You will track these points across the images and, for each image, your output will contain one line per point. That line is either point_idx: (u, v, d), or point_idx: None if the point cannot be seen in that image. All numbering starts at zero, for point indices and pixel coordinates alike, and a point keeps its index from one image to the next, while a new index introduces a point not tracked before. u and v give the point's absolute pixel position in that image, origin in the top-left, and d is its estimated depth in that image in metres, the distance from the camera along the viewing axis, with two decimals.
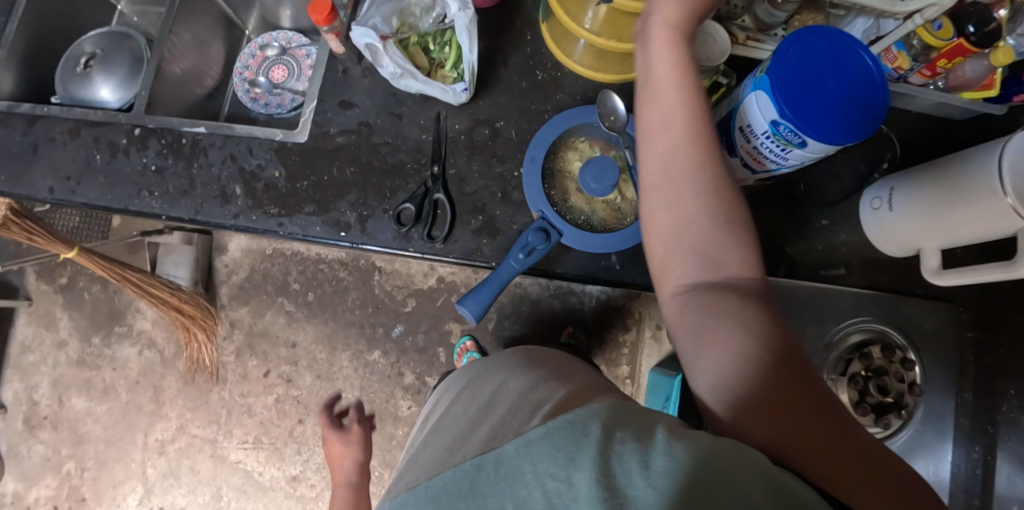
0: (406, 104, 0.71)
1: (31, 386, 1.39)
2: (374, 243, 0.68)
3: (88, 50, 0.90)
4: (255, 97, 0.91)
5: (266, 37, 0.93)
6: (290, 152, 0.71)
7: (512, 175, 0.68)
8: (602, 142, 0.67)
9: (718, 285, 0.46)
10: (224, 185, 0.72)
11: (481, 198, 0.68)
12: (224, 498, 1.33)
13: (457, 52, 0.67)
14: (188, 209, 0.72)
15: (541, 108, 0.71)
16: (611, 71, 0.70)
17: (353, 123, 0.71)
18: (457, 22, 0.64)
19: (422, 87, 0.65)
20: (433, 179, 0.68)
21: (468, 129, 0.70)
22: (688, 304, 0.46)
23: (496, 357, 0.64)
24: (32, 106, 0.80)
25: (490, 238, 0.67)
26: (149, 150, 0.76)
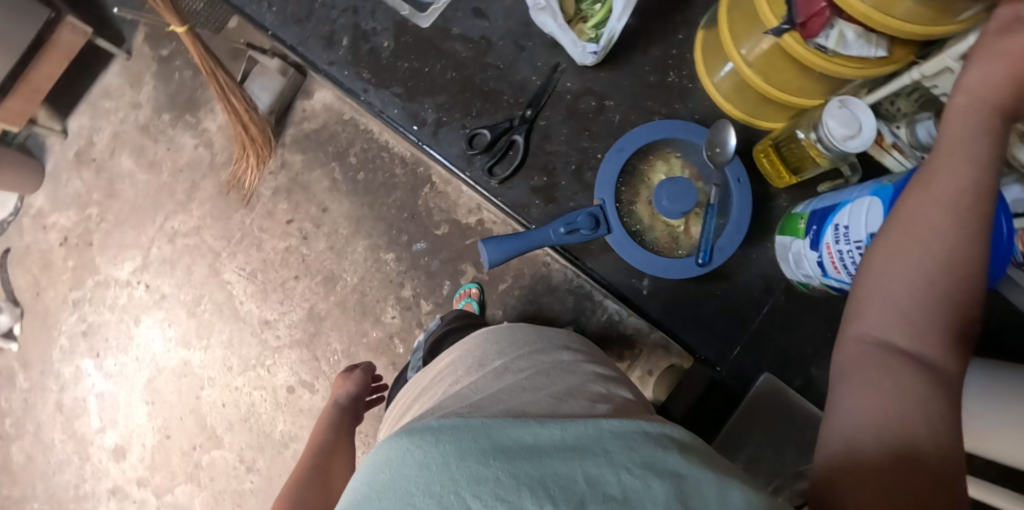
0: (534, 41, 0.68)
1: (95, 127, 1.48)
2: (437, 151, 0.67)
3: None
4: None
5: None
6: (406, 31, 0.70)
7: (596, 154, 0.66)
8: (694, 168, 0.64)
9: (907, 354, 0.46)
10: (334, 30, 0.71)
11: (555, 161, 0.66)
12: (202, 307, 1.39)
13: (606, 12, 0.64)
14: (294, 37, 0.72)
15: (654, 110, 0.69)
16: (741, 108, 0.68)
17: (476, 34, 0.69)
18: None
19: (555, 35, 0.63)
20: (521, 120, 0.66)
21: (577, 93, 0.68)
22: (863, 358, 0.47)
23: (557, 347, 0.69)
24: None
25: (542, 202, 0.66)
26: None
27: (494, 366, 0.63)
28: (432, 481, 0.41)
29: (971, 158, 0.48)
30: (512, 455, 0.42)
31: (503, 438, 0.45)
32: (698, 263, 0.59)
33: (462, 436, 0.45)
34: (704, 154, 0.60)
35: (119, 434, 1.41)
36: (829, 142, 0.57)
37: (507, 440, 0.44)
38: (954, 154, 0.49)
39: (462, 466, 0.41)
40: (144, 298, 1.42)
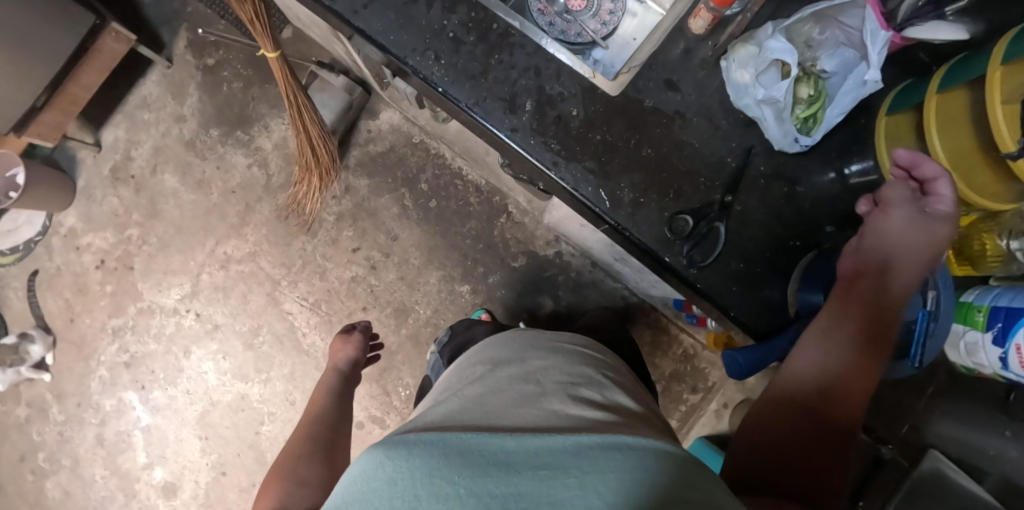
0: (730, 120, 0.68)
1: (132, 140, 1.37)
2: (635, 233, 0.66)
3: None
4: (544, 11, 0.88)
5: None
6: (598, 100, 0.68)
7: (790, 244, 0.68)
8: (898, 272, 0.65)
9: (828, 362, 0.61)
10: (514, 94, 0.68)
11: (752, 248, 0.67)
12: (260, 338, 1.32)
13: (819, 106, 0.64)
14: (468, 97, 0.68)
15: (842, 192, 0.69)
16: None
17: (671, 108, 0.68)
18: (848, 82, 0.62)
19: (771, 129, 0.65)
20: (721, 207, 0.66)
21: (770, 176, 0.68)
22: (805, 360, 0.61)
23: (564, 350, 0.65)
24: None
25: (740, 288, 0.67)
26: (455, 14, 0.70)
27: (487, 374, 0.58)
28: (404, 494, 0.37)
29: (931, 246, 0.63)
30: (474, 473, 0.37)
31: (490, 452, 0.40)
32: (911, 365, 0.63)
33: (426, 450, 0.40)
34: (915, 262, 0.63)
35: (169, 470, 1.33)
36: None
37: (484, 452, 0.40)
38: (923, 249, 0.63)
39: (428, 482, 0.37)
40: (194, 328, 1.33)
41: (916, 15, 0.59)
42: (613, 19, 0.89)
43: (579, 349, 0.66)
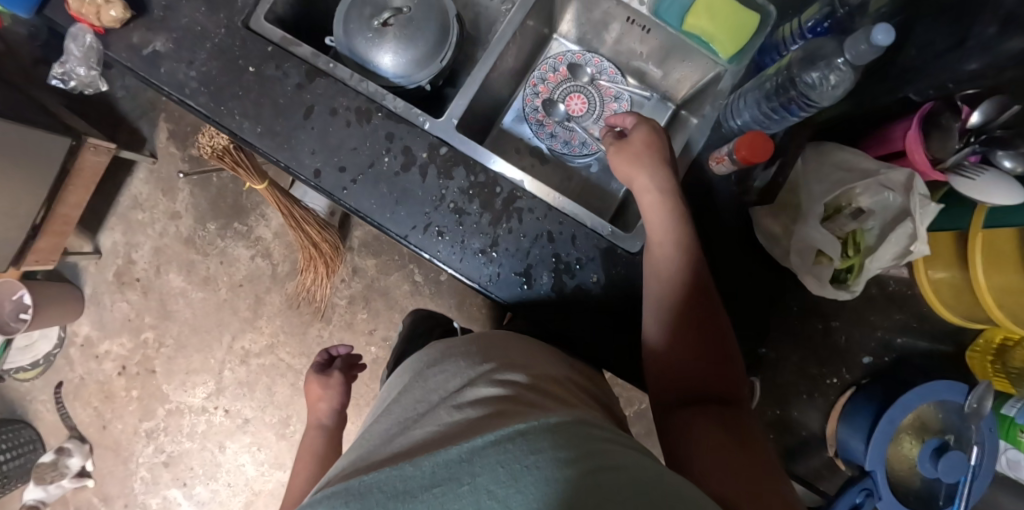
0: (759, 267, 0.71)
1: (131, 243, 1.34)
2: None
3: (395, 4, 0.75)
4: (541, 122, 0.84)
5: (579, 54, 0.85)
6: (618, 260, 0.66)
7: (826, 382, 0.73)
8: (944, 421, 0.69)
9: (665, 289, 0.60)
10: (530, 265, 0.66)
11: (786, 392, 0.73)
12: (291, 427, 1.33)
13: (859, 261, 0.64)
14: (482, 273, 0.67)
15: (877, 323, 0.74)
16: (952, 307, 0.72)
17: None
18: (894, 241, 0.62)
19: (811, 279, 0.65)
20: (756, 360, 0.71)
21: (804, 319, 0.73)
22: (664, 310, 0.60)
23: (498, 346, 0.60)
24: (334, 66, 0.70)
25: (776, 431, 0.73)
26: (453, 181, 0.68)
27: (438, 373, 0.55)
28: None
29: (663, 158, 0.62)
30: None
31: (368, 485, 0.36)
32: None
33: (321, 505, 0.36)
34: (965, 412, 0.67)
35: None
36: None
37: (375, 483, 0.36)
38: (656, 146, 0.63)
39: None
40: (225, 423, 1.34)
41: (965, 167, 0.59)
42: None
43: (470, 333, 0.62)
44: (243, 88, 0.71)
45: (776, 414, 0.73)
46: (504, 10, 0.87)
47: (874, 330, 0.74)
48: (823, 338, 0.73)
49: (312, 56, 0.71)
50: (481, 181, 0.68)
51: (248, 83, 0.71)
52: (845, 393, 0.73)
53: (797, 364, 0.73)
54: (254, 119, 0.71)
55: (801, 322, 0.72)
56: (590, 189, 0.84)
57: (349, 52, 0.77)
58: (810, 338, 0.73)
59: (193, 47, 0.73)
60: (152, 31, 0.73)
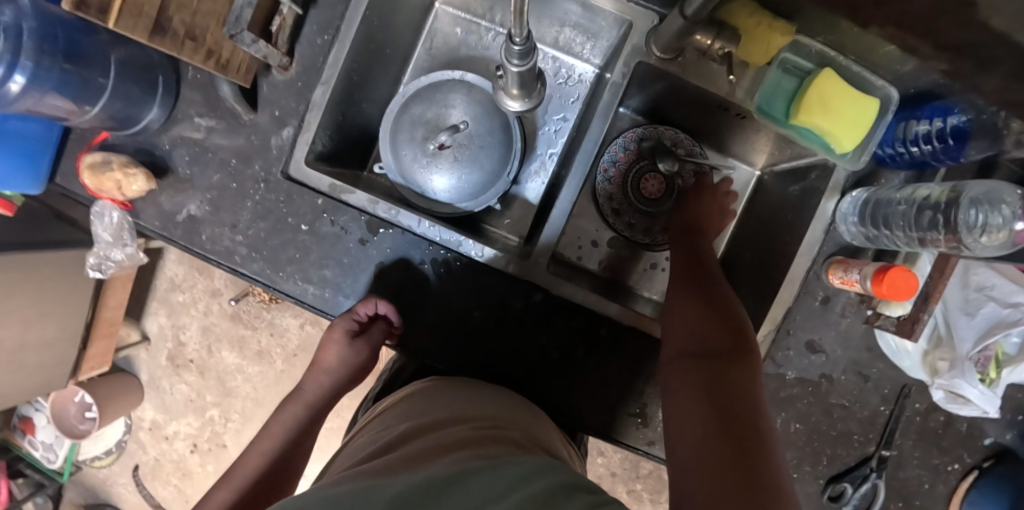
0: (879, 368, 0.66)
1: (177, 326, 1.27)
2: None
3: (450, 120, 0.66)
4: (617, 210, 0.76)
5: (649, 129, 0.76)
6: None
7: (948, 469, 0.70)
8: None
9: (694, 290, 0.57)
10: (644, 405, 0.65)
11: (909, 486, 0.70)
12: None
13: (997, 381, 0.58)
14: (594, 419, 0.65)
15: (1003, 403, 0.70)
16: None
17: (814, 373, 0.66)
18: None
19: (948, 406, 0.58)
20: (879, 462, 0.67)
21: (926, 412, 0.68)
22: (684, 305, 0.56)
23: (472, 392, 0.59)
24: (404, 215, 0.63)
25: None
26: (553, 326, 0.65)
27: (423, 415, 0.55)
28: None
29: (698, 213, 0.69)
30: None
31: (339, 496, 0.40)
32: None
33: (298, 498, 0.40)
34: None
35: None
36: None
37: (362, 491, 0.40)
38: (694, 203, 0.70)
39: None
40: None
41: None
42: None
43: (482, 390, 0.59)
44: (299, 249, 0.65)
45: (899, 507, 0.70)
46: (557, 84, 0.77)
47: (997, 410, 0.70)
48: (946, 428, 0.69)
49: (370, 205, 0.63)
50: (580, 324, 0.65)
51: (304, 243, 0.64)
52: (966, 476, 0.70)
53: (918, 458, 0.69)
54: (317, 282, 0.65)
55: (924, 416, 0.68)
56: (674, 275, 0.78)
57: (402, 180, 0.68)
58: (933, 431, 0.69)
59: (234, 207, 0.65)
60: (184, 192, 0.66)
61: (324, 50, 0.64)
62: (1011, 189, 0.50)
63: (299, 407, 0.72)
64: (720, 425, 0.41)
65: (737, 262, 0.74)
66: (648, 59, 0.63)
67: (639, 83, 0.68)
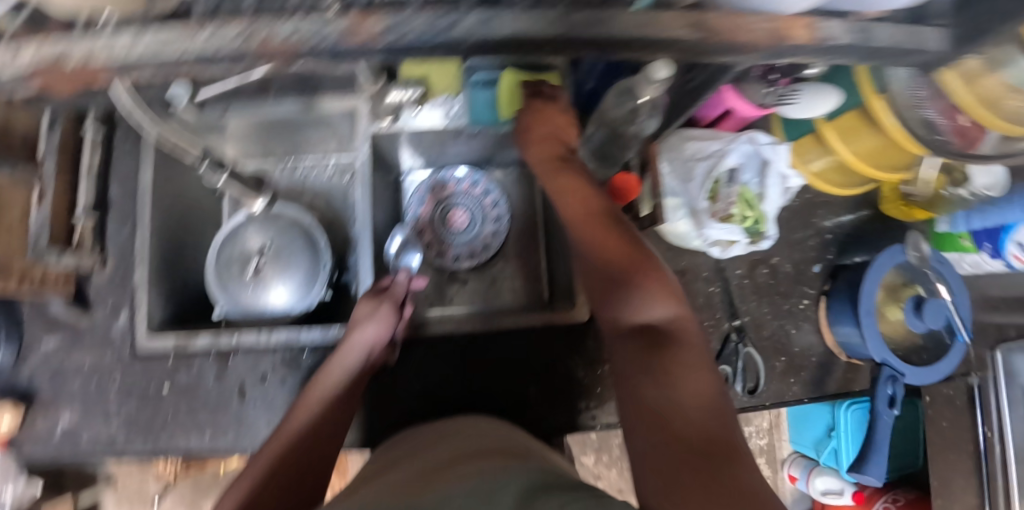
0: (686, 258, 0.76)
1: None
2: None
3: (255, 246, 0.77)
4: (442, 251, 0.87)
5: (433, 177, 0.88)
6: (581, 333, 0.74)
7: (800, 308, 0.79)
8: (901, 276, 0.76)
9: (612, 224, 0.54)
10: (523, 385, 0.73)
11: (778, 339, 0.78)
12: None
13: (757, 213, 0.69)
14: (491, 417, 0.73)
15: (804, 235, 0.81)
16: (837, 182, 0.80)
17: None
18: (771, 180, 0.69)
19: (727, 252, 0.69)
20: (737, 332, 0.75)
21: (749, 272, 0.78)
22: (594, 219, 0.55)
23: (440, 425, 0.63)
24: (242, 335, 0.71)
25: (794, 375, 0.78)
26: (418, 365, 0.74)
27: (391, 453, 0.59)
28: None
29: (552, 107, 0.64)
30: None
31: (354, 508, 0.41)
32: (966, 344, 0.73)
33: None
34: (912, 258, 0.74)
35: None
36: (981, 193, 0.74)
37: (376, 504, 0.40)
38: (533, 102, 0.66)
39: None
40: None
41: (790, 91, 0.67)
42: (502, 211, 0.88)
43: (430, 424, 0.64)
44: (170, 408, 0.71)
45: (784, 361, 0.78)
46: (347, 180, 0.90)
47: (806, 243, 0.81)
48: (775, 277, 0.79)
49: (213, 342, 0.71)
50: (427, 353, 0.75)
51: (171, 401, 0.71)
52: (819, 305, 0.79)
53: (770, 313, 0.78)
54: (196, 429, 0.70)
55: (750, 276, 0.78)
56: (519, 274, 0.88)
57: (242, 312, 0.77)
58: (766, 284, 0.78)
59: (101, 402, 0.71)
60: (53, 411, 0.71)
61: (130, 238, 0.75)
62: (631, 79, 0.58)
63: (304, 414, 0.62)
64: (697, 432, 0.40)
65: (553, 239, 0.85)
66: (378, 129, 0.76)
67: (394, 148, 0.82)
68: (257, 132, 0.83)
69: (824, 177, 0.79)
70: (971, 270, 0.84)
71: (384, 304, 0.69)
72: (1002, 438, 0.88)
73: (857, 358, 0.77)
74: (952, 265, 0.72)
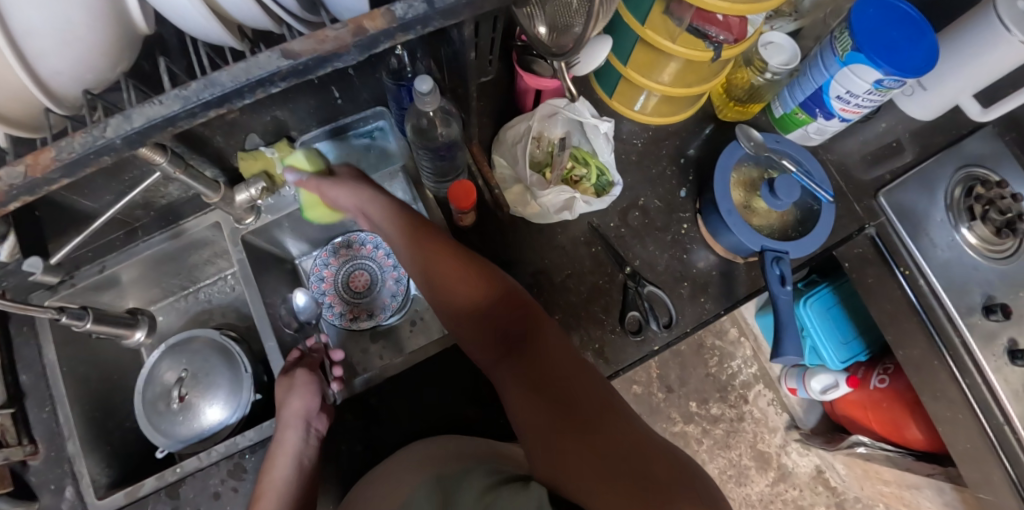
0: (560, 230, 0.80)
1: None
2: (624, 363, 0.75)
3: (173, 377, 0.80)
4: (353, 316, 0.88)
5: (323, 252, 0.92)
6: None
7: (683, 233, 0.83)
8: (749, 170, 0.81)
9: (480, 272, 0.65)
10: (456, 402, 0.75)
11: (674, 268, 0.81)
12: None
13: (594, 165, 0.75)
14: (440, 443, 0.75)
15: (660, 167, 0.86)
16: (668, 112, 0.86)
17: (529, 274, 0.78)
18: (592, 133, 0.75)
19: (579, 209, 0.73)
20: (632, 277, 0.78)
21: (622, 219, 0.82)
22: (458, 275, 0.64)
23: (392, 468, 0.66)
24: (179, 462, 0.73)
25: (703, 294, 0.81)
26: (355, 424, 0.77)
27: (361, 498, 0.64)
28: None
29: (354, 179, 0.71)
30: None
31: None
32: (830, 201, 0.77)
33: None
34: (748, 149, 0.79)
35: None
36: (778, 69, 0.81)
37: None
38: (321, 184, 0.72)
39: None
40: None
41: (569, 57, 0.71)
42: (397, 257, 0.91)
43: (395, 461, 0.67)
44: None
45: (688, 285, 0.81)
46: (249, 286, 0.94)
47: (664, 174, 0.85)
48: (648, 215, 0.83)
49: (159, 480, 0.73)
50: (351, 410, 0.78)
51: None
52: (699, 224, 0.83)
53: (657, 248, 0.82)
54: None
55: (625, 223, 0.82)
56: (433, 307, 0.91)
57: (181, 442, 0.78)
58: (643, 225, 0.82)
59: None
60: None
61: (52, 417, 0.78)
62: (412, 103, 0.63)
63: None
64: (586, 418, 0.57)
65: None
66: (244, 228, 0.80)
67: (272, 240, 0.86)
68: (146, 276, 0.87)
69: (656, 112, 0.86)
70: (820, 139, 0.88)
71: (301, 371, 0.75)
72: (921, 271, 0.92)
73: (751, 255, 0.80)
74: (784, 141, 0.78)
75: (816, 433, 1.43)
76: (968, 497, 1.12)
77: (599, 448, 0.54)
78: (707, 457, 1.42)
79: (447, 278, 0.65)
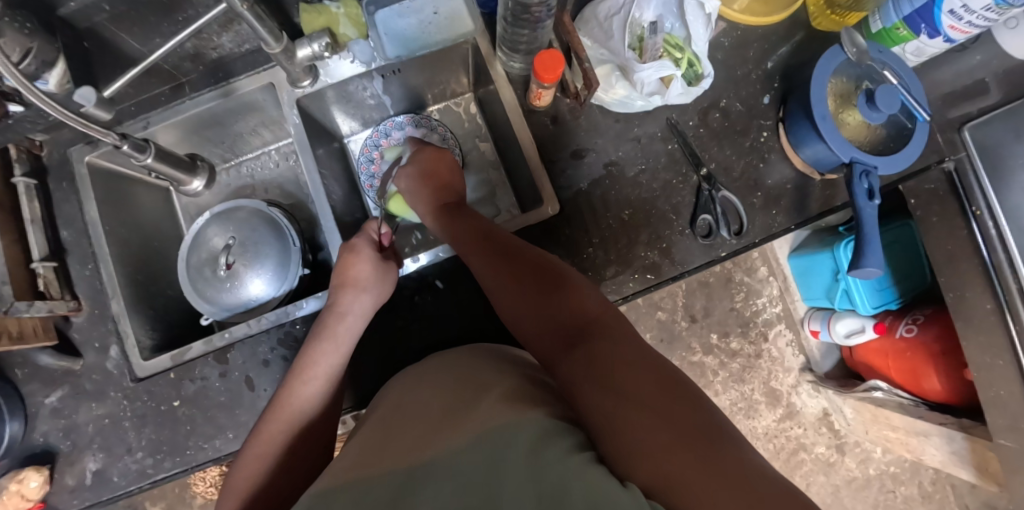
0: (636, 125, 0.76)
1: None
2: (690, 266, 0.73)
3: (220, 243, 0.77)
4: None
5: (374, 132, 0.87)
6: (556, 228, 0.73)
7: (762, 140, 0.79)
8: (846, 78, 0.76)
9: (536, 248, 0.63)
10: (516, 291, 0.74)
11: (750, 176, 0.78)
12: None
13: (687, 54, 0.72)
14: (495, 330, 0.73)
15: (745, 70, 0.81)
16: (762, 13, 0.81)
17: (600, 167, 0.74)
18: (690, 16, 0.71)
19: (669, 96, 0.71)
20: (707, 180, 0.74)
21: (702, 120, 0.78)
22: (511, 244, 0.64)
23: (428, 365, 0.61)
24: (227, 329, 0.71)
25: (776, 206, 0.77)
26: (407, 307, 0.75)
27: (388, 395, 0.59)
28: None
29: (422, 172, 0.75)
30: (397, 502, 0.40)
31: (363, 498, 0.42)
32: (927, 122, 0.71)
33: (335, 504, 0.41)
34: (850, 56, 0.73)
35: None
36: None
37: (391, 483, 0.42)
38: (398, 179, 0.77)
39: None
40: None
41: None
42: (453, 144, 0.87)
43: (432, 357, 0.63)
44: (186, 420, 0.71)
45: (761, 196, 0.77)
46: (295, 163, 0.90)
47: (749, 77, 0.80)
48: (728, 118, 0.78)
49: (207, 345, 0.71)
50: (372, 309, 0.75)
51: (184, 415, 0.72)
52: (779, 132, 0.79)
53: (734, 153, 0.78)
54: (217, 432, 0.71)
55: (704, 124, 0.78)
56: (486, 200, 0.87)
57: (227, 311, 0.76)
58: (722, 128, 0.78)
59: (119, 435, 0.72)
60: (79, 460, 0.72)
61: (96, 275, 0.75)
62: None
63: (270, 446, 0.60)
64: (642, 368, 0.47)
65: (507, 153, 0.84)
66: (301, 92, 0.75)
67: (327, 111, 0.81)
68: (189, 141, 0.82)
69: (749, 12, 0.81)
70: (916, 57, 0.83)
71: (363, 243, 0.71)
72: (990, 213, 0.83)
73: (831, 172, 0.76)
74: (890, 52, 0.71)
75: (830, 377, 1.43)
76: (980, 447, 1.08)
77: (650, 392, 0.44)
78: (721, 388, 1.44)
79: (499, 249, 0.63)
